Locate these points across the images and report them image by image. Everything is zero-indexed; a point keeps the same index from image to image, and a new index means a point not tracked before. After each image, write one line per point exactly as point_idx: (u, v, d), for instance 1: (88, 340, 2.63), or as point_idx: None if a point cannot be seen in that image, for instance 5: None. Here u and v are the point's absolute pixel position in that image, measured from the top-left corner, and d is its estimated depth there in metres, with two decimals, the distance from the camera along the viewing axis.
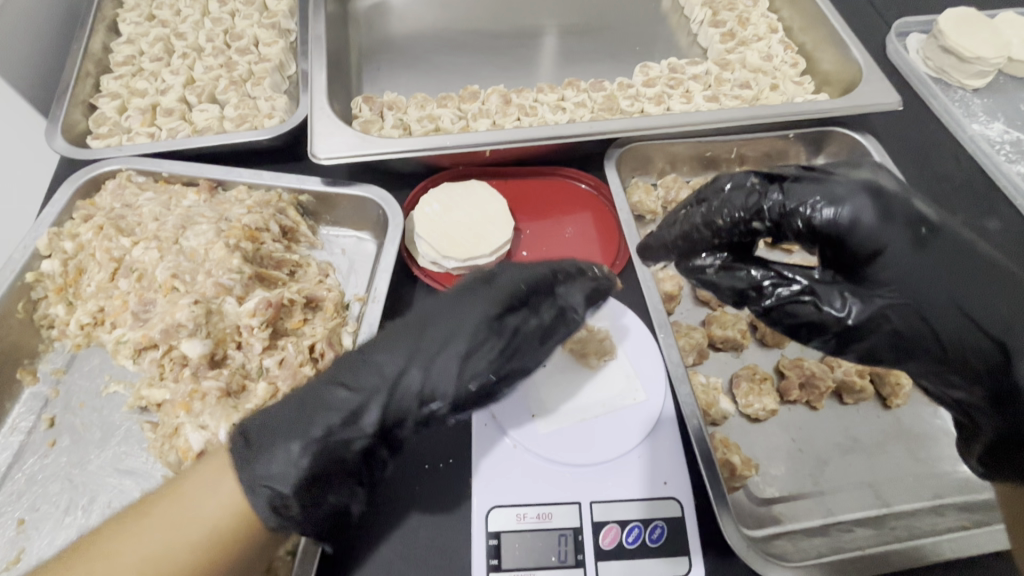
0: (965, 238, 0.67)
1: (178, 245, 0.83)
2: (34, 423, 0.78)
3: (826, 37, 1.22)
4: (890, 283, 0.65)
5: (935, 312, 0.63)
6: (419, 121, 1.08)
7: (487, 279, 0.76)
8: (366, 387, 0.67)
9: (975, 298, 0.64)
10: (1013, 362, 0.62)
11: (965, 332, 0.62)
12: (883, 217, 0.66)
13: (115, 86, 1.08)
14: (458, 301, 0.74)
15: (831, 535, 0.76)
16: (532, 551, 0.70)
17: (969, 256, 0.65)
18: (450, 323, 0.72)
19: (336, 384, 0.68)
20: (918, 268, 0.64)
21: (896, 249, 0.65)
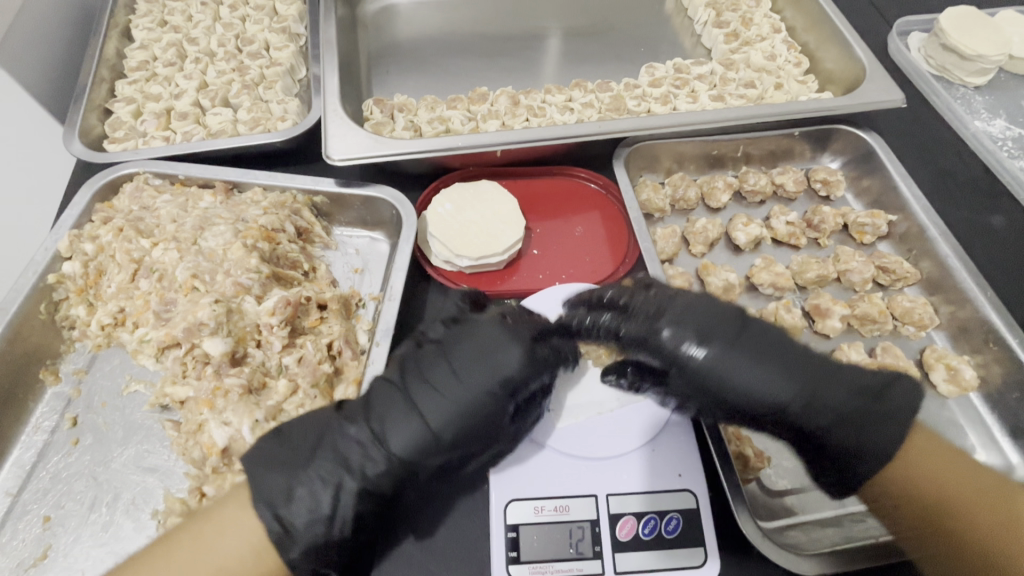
0: (715, 319, 0.74)
1: (197, 246, 0.84)
2: (58, 422, 0.79)
3: (828, 37, 1.24)
4: (702, 376, 0.73)
5: (752, 397, 0.72)
6: (430, 122, 1.10)
7: (396, 387, 0.74)
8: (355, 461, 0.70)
9: (767, 385, 0.71)
10: (807, 425, 0.72)
11: (763, 399, 0.71)
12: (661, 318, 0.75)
13: (130, 91, 1.09)
14: (472, 380, 0.73)
15: (843, 526, 0.77)
16: (550, 543, 0.71)
17: (764, 357, 0.73)
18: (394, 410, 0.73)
19: (350, 449, 0.71)
20: (727, 367, 0.72)
21: (696, 352, 0.73)
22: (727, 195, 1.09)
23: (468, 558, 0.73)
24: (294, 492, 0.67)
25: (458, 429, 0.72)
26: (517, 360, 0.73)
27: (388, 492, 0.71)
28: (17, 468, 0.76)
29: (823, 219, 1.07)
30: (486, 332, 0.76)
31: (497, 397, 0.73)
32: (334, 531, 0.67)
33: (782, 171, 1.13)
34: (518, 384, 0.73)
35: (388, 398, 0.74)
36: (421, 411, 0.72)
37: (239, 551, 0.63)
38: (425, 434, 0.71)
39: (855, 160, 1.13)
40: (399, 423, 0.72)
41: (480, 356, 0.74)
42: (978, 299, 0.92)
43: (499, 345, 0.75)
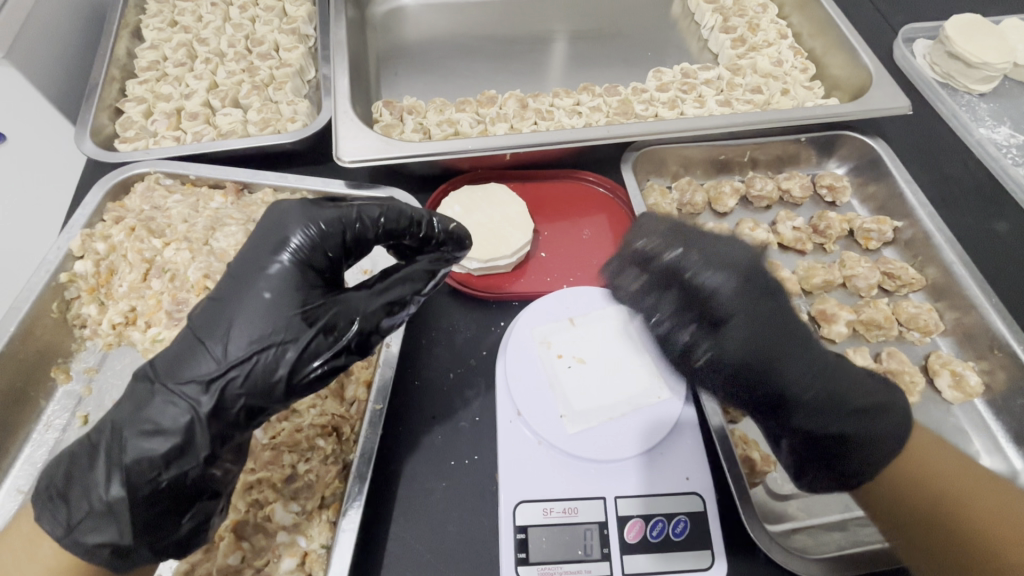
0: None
1: (208, 246, 0.87)
2: (69, 421, 0.80)
3: (835, 43, 1.24)
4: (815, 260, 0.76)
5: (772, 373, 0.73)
6: (439, 125, 1.10)
7: (218, 309, 0.63)
8: (184, 399, 0.59)
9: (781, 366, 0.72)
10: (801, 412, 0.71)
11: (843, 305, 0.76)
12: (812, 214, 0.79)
13: (140, 90, 1.10)
14: (286, 293, 0.63)
15: (849, 530, 0.77)
16: (559, 545, 0.71)
17: (776, 326, 0.74)
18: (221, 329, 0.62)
19: (164, 396, 0.60)
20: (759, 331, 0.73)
21: (738, 318, 0.74)
22: (734, 199, 1.10)
23: (477, 560, 0.73)
24: (102, 471, 0.58)
25: (258, 332, 0.61)
26: (291, 218, 0.67)
27: (189, 438, 0.59)
28: (29, 466, 0.77)
29: (830, 224, 1.07)
30: (269, 214, 0.69)
31: (278, 275, 0.64)
32: (110, 492, 0.58)
33: (788, 176, 1.13)
34: (311, 261, 0.66)
35: (188, 336, 0.63)
36: (206, 336, 0.62)
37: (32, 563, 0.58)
38: (254, 359, 0.60)
39: (861, 166, 1.14)
40: (191, 356, 0.61)
41: (260, 242, 0.67)
42: (984, 306, 0.92)
43: (274, 219, 0.68)
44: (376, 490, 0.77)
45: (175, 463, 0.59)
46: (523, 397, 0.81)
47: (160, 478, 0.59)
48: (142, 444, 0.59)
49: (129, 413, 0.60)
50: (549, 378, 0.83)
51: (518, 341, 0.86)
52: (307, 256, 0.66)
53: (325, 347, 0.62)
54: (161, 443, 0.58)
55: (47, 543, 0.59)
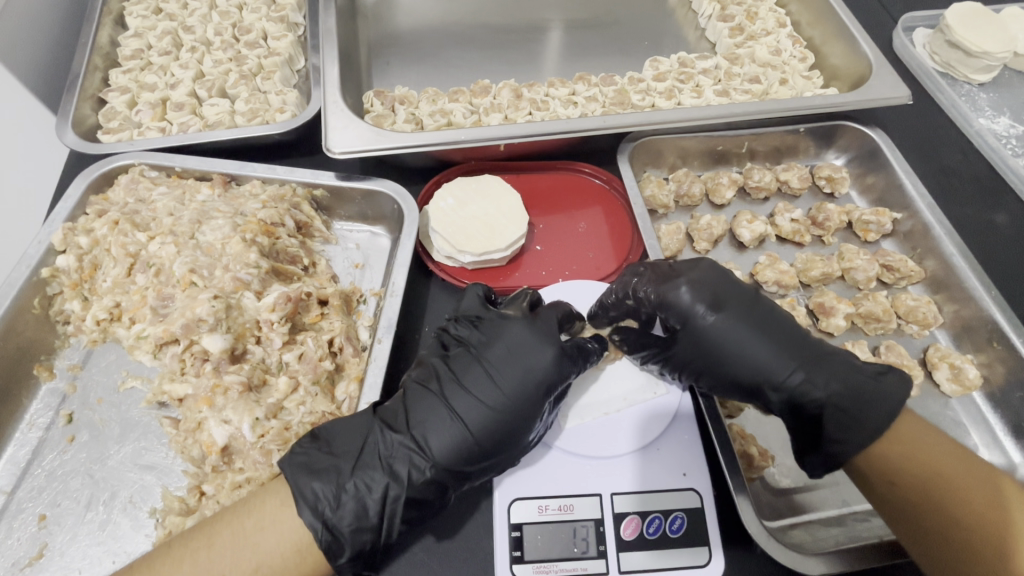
0: (739, 288, 0.75)
1: (195, 240, 0.82)
2: (53, 419, 0.78)
3: (835, 32, 1.22)
4: (708, 345, 0.72)
5: (745, 360, 0.71)
6: (432, 115, 1.08)
7: (457, 381, 0.72)
8: (422, 466, 0.68)
9: (761, 352, 0.71)
10: (795, 398, 0.71)
11: (746, 373, 0.72)
12: (703, 296, 0.73)
13: (124, 80, 1.07)
14: (536, 366, 0.72)
15: (846, 525, 0.77)
16: (554, 542, 0.70)
17: (760, 325, 0.72)
18: (478, 403, 0.70)
19: (404, 451, 0.68)
20: (721, 331, 0.72)
21: (700, 315, 0.73)
22: (732, 191, 1.08)
23: (471, 558, 0.72)
24: (356, 503, 0.65)
25: (513, 442, 0.70)
26: (550, 361, 0.72)
27: (436, 500, 0.69)
28: (10, 466, 0.75)
29: (828, 217, 1.06)
30: (516, 333, 0.74)
31: (537, 397, 0.71)
32: (382, 534, 0.66)
33: (787, 168, 1.12)
34: (554, 385, 0.72)
35: (427, 400, 0.71)
36: (464, 421, 0.69)
37: (282, 549, 0.62)
38: (466, 438, 0.69)
39: (860, 157, 1.12)
40: (440, 429, 0.69)
41: (518, 354, 0.73)
42: (983, 298, 0.91)
43: (533, 348, 0.73)
44: None
45: (414, 524, 0.69)
46: None
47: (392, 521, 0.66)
48: (417, 482, 0.67)
49: (383, 453, 0.68)
50: None
51: None
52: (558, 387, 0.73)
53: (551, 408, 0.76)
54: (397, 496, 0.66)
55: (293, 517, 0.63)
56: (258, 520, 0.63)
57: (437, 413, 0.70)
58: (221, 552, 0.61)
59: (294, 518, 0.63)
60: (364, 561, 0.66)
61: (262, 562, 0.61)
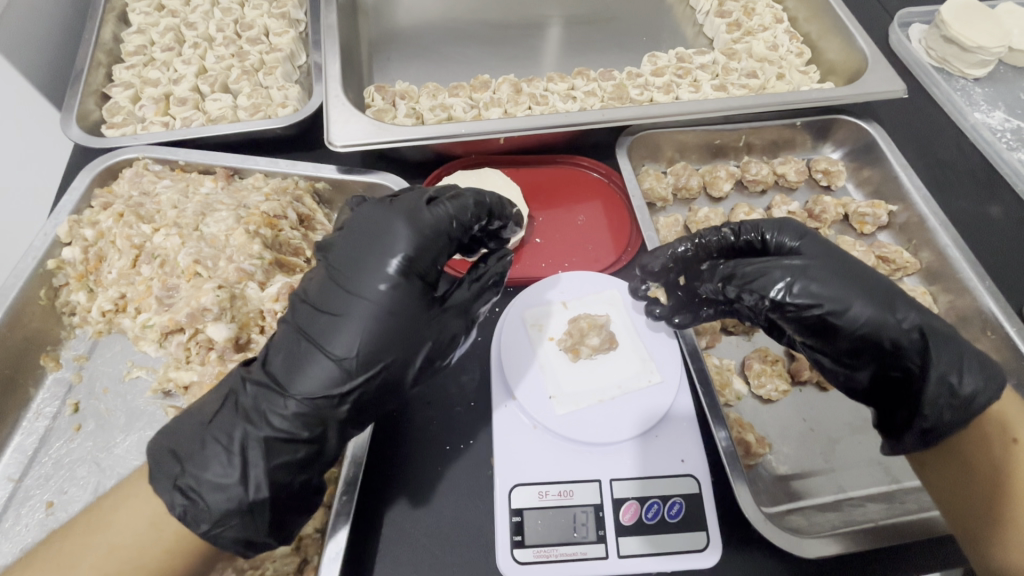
0: (818, 241, 0.76)
1: (199, 232, 0.83)
2: (59, 409, 0.79)
3: (831, 27, 1.23)
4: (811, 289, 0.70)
5: (846, 308, 0.70)
6: (432, 110, 1.09)
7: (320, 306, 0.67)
8: (291, 398, 0.63)
9: (853, 297, 0.70)
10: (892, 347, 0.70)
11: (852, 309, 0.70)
12: (785, 232, 0.78)
13: (127, 76, 1.08)
14: (384, 264, 0.66)
15: (843, 511, 0.78)
16: (554, 527, 0.72)
17: (849, 271, 0.72)
18: (343, 320, 0.65)
19: (268, 393, 0.64)
20: (820, 272, 0.71)
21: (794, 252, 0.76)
22: (729, 184, 1.09)
23: (472, 543, 0.73)
24: (225, 456, 0.61)
25: (391, 342, 0.65)
26: (401, 237, 0.67)
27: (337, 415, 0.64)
28: (18, 454, 0.76)
29: (825, 209, 1.07)
30: (365, 225, 0.69)
31: (402, 284, 0.66)
32: (252, 486, 0.60)
33: (784, 161, 1.13)
34: (406, 266, 0.66)
35: (290, 337, 0.66)
36: (330, 341, 0.64)
37: (133, 530, 0.58)
38: (330, 359, 0.64)
39: (856, 150, 1.14)
40: (310, 363, 0.64)
41: (366, 244, 0.68)
42: (977, 289, 0.93)
43: (379, 232, 0.68)
44: (369, 475, 0.76)
45: (309, 465, 0.65)
46: (518, 382, 0.81)
47: (273, 458, 0.62)
48: (278, 409, 0.63)
49: (251, 401, 0.64)
50: (541, 363, 0.83)
51: (510, 326, 0.86)
52: (421, 273, 0.68)
53: (476, 286, 0.73)
54: (259, 433, 0.62)
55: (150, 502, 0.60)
56: (124, 505, 0.59)
57: (296, 344, 0.66)
58: (84, 547, 0.58)
59: (150, 495, 0.60)
60: (254, 523, 0.61)
61: (117, 544, 0.57)
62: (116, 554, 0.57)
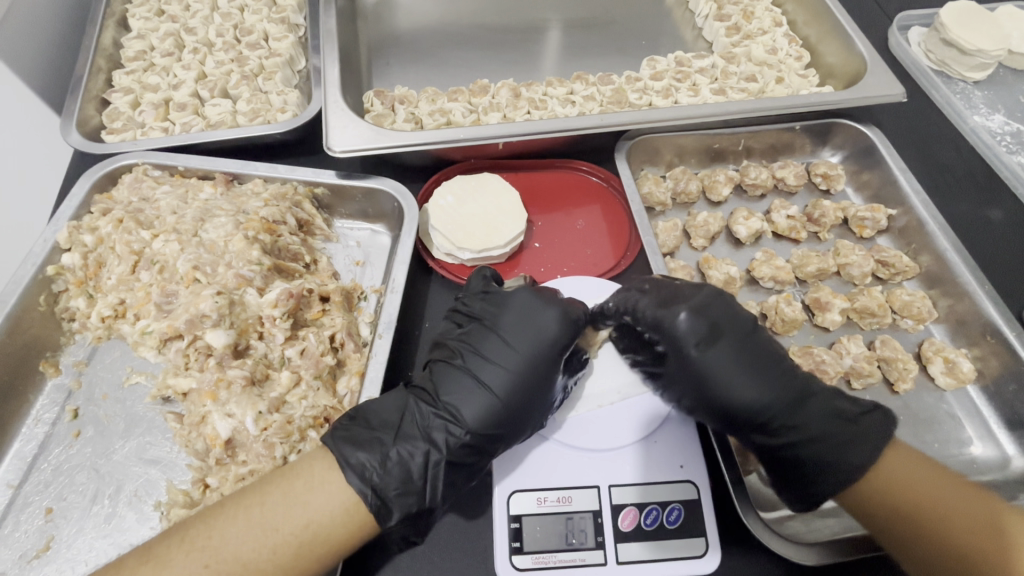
0: (732, 318, 0.74)
1: (198, 238, 0.84)
2: (59, 415, 0.79)
3: (830, 31, 1.23)
4: (694, 373, 0.72)
5: (731, 395, 0.71)
6: (431, 114, 1.09)
7: (473, 351, 0.76)
8: (431, 441, 0.69)
9: (744, 386, 0.71)
10: (783, 433, 0.72)
11: (734, 401, 0.71)
12: (674, 313, 0.73)
13: (127, 81, 1.08)
14: (536, 337, 0.75)
15: (842, 516, 0.78)
16: (553, 533, 0.72)
17: (751, 354, 0.73)
18: (495, 372, 0.73)
19: (420, 427, 0.70)
20: (709, 364, 0.72)
21: (693, 346, 0.72)
22: (728, 188, 1.09)
23: (472, 549, 0.73)
24: (382, 475, 0.66)
25: (519, 415, 0.71)
26: (554, 321, 0.75)
27: (474, 463, 0.71)
28: (18, 460, 0.76)
29: (824, 213, 1.07)
30: (521, 300, 0.78)
31: (546, 357, 0.74)
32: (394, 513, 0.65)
33: (783, 165, 1.13)
34: (563, 342, 0.75)
35: (453, 373, 0.74)
36: (486, 388, 0.73)
37: (331, 509, 0.62)
38: (493, 403, 0.72)
39: (855, 154, 1.14)
40: (469, 398, 0.72)
41: (530, 319, 0.76)
42: (977, 293, 0.92)
43: (536, 309, 0.76)
44: None
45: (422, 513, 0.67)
46: None
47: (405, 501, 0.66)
48: (434, 441, 0.70)
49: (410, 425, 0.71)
50: None
51: None
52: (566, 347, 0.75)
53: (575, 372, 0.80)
54: (396, 482, 0.66)
55: (332, 485, 0.64)
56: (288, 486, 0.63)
57: (451, 385, 0.73)
58: (244, 526, 0.60)
59: (340, 480, 0.64)
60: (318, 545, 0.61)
61: (313, 520, 0.61)
62: (310, 530, 0.60)
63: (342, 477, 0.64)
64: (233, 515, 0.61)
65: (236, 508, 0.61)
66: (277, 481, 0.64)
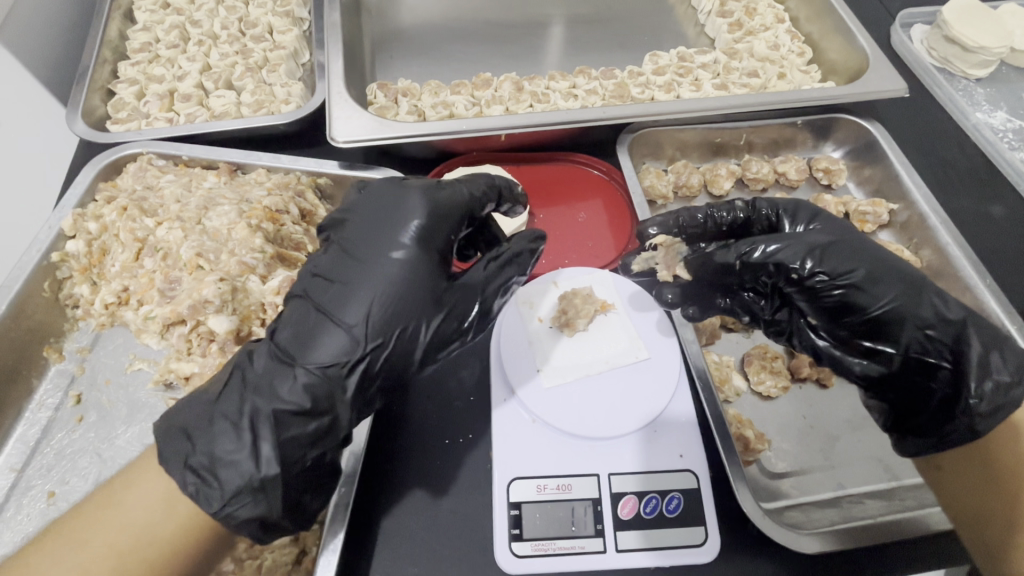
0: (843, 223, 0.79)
1: (201, 226, 0.84)
2: (62, 400, 0.79)
3: (832, 27, 1.24)
4: (831, 251, 0.73)
5: (874, 282, 0.71)
6: (434, 107, 1.10)
7: (325, 283, 0.68)
8: (282, 388, 0.63)
9: (881, 275, 0.72)
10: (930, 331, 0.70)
11: (877, 288, 0.71)
12: (800, 214, 0.80)
13: (133, 72, 1.09)
14: (389, 245, 0.69)
15: (842, 507, 0.78)
16: (552, 520, 0.72)
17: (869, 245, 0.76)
18: (355, 293, 0.66)
19: (261, 382, 0.64)
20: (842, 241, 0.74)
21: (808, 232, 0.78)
22: (730, 182, 1.09)
23: (471, 536, 0.73)
24: (230, 437, 0.61)
25: (395, 324, 0.66)
26: (415, 210, 0.70)
27: (325, 408, 0.64)
28: (20, 444, 0.76)
29: (825, 207, 1.08)
30: (370, 205, 0.72)
31: (415, 259, 0.68)
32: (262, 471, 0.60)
33: (784, 159, 1.13)
34: (415, 237, 0.69)
35: (302, 314, 0.67)
36: (342, 318, 0.66)
37: (143, 509, 0.59)
38: (347, 331, 0.65)
39: (857, 149, 1.14)
40: (321, 338, 0.65)
41: (381, 219, 0.71)
42: (978, 287, 0.92)
43: (396, 199, 0.72)
44: (370, 471, 0.76)
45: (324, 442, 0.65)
46: (517, 375, 0.81)
47: (256, 459, 0.60)
48: (277, 396, 0.63)
49: (255, 382, 0.64)
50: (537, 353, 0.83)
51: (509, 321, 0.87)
52: (434, 244, 0.70)
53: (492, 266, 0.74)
54: (240, 442, 0.60)
55: (148, 488, 0.60)
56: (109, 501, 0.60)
57: (293, 323, 0.67)
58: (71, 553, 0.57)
59: (158, 478, 0.61)
60: (275, 502, 0.61)
61: (133, 526, 0.58)
62: (134, 534, 0.58)
63: (153, 478, 0.61)
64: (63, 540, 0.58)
65: (68, 531, 0.59)
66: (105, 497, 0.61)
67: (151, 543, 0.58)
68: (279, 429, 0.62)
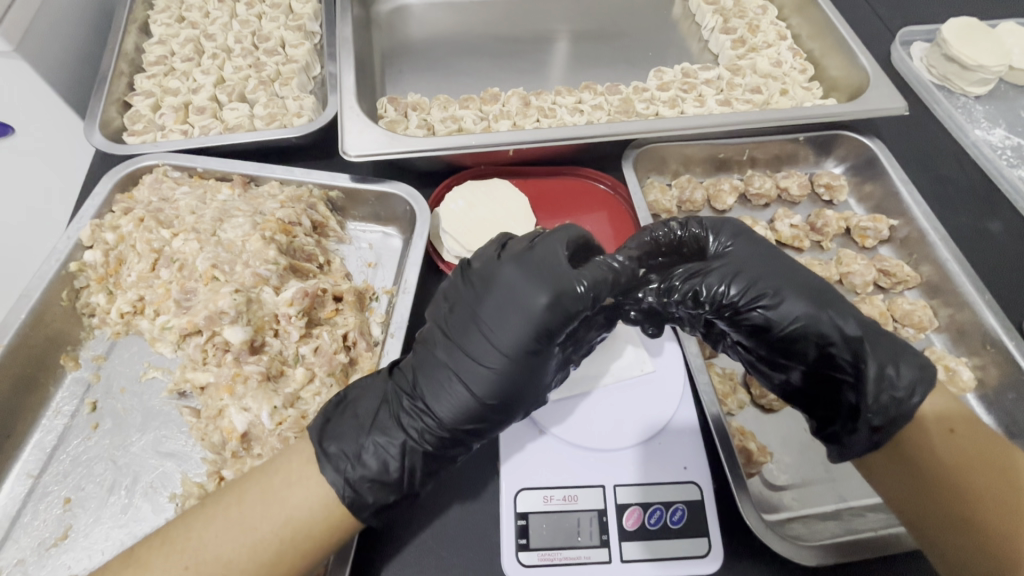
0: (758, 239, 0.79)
1: (216, 237, 0.86)
2: (78, 407, 0.81)
3: (833, 45, 1.26)
4: (735, 272, 0.74)
5: (780, 303, 0.72)
6: (443, 121, 1.12)
7: (457, 340, 0.69)
8: (411, 434, 0.68)
9: (785, 292, 0.73)
10: (830, 347, 0.71)
11: (779, 308, 0.72)
12: (722, 231, 0.80)
13: (148, 84, 1.11)
14: (517, 321, 0.66)
15: (842, 519, 0.79)
16: (559, 531, 0.73)
17: (775, 260, 0.76)
18: (488, 365, 0.67)
19: (400, 417, 0.69)
20: (750, 260, 0.76)
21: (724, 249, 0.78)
22: (733, 197, 1.11)
23: (479, 545, 0.74)
24: (376, 461, 0.66)
25: (516, 404, 0.68)
26: (541, 305, 0.66)
27: (450, 453, 0.70)
28: (37, 451, 0.78)
29: (827, 222, 1.09)
30: (510, 275, 0.69)
31: (538, 353, 0.67)
32: (403, 486, 0.67)
33: (787, 175, 1.15)
34: (551, 331, 0.67)
35: (437, 369, 0.69)
36: (471, 384, 0.67)
37: (310, 504, 0.62)
38: (473, 397, 0.67)
39: (858, 165, 1.16)
40: (450, 392, 0.68)
41: (511, 296, 0.67)
42: (977, 303, 0.94)
43: (524, 283, 0.67)
44: None
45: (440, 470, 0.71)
46: None
47: (388, 492, 0.66)
48: (420, 431, 0.68)
49: (390, 416, 0.69)
50: None
51: None
52: (557, 333, 0.67)
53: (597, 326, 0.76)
54: (378, 474, 0.65)
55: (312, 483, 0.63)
56: (265, 484, 0.63)
57: (433, 379, 0.69)
58: (225, 523, 0.60)
59: (321, 473, 0.64)
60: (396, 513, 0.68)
61: (292, 520, 0.60)
62: (290, 527, 0.60)
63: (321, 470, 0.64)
64: (220, 518, 0.61)
65: (221, 510, 0.61)
66: (260, 476, 0.64)
67: (299, 536, 0.60)
68: (413, 461, 0.68)
